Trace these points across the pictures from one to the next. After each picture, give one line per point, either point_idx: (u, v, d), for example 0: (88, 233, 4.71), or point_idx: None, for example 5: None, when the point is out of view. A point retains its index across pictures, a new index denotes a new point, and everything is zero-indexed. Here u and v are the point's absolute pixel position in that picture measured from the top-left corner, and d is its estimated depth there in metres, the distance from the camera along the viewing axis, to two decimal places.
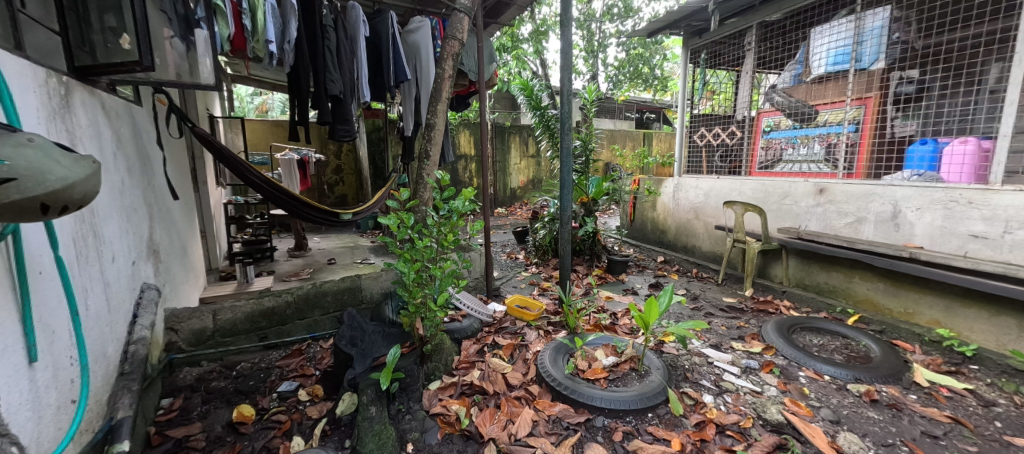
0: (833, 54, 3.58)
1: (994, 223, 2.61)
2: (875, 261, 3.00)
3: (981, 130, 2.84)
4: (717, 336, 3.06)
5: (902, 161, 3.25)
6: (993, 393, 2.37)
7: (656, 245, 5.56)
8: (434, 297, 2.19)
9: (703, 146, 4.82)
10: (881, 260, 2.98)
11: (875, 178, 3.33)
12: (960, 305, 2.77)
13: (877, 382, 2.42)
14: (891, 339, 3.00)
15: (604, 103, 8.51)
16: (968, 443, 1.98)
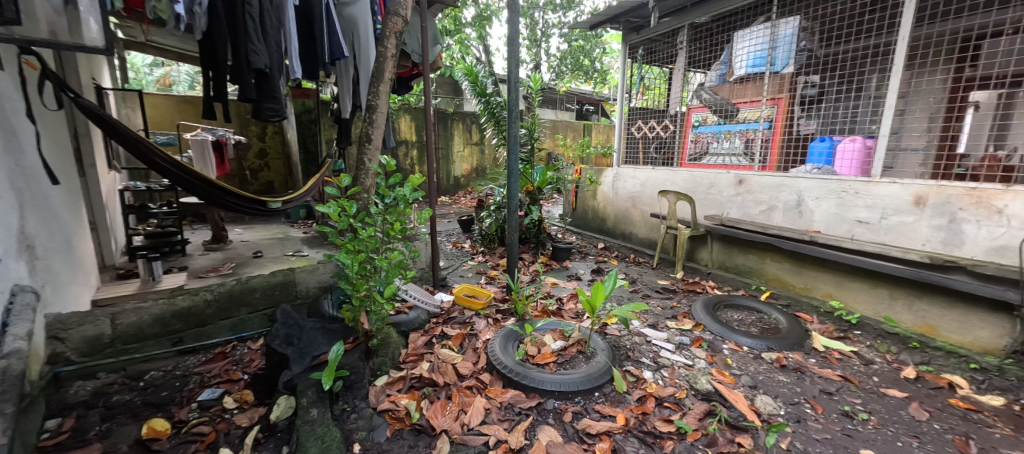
0: (751, 57, 3.94)
1: (874, 210, 3.07)
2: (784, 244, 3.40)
3: (865, 131, 3.38)
4: (654, 316, 3.29)
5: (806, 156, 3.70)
6: (871, 355, 2.82)
7: (598, 232, 5.82)
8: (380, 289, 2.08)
9: (640, 138, 5.14)
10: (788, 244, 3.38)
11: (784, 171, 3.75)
12: (847, 280, 3.23)
13: (785, 350, 2.76)
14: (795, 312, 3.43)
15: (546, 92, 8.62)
16: (854, 396, 2.33)
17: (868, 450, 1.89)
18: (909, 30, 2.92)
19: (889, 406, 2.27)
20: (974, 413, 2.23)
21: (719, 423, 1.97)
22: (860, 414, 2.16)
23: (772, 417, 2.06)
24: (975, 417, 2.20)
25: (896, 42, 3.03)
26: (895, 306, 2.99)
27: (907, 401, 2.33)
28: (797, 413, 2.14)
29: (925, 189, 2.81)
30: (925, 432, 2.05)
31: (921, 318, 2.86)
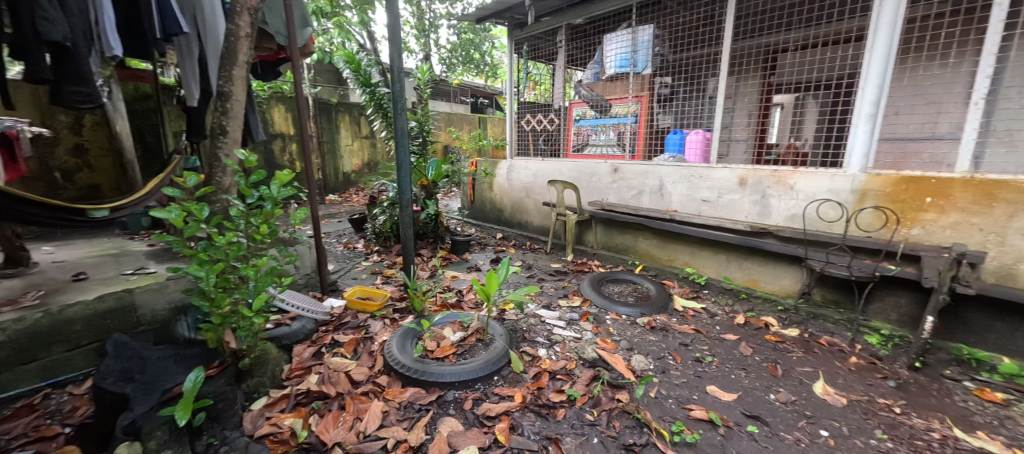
0: (618, 58, 4.41)
1: (714, 191, 3.71)
2: (651, 223, 3.93)
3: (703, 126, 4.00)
4: (547, 298, 3.54)
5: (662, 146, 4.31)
6: (715, 310, 3.44)
7: (496, 223, 6.00)
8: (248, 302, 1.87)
9: (529, 131, 5.44)
10: (654, 222, 3.91)
11: (649, 159, 4.34)
12: (698, 249, 3.88)
13: (654, 313, 3.23)
14: (662, 280, 4.00)
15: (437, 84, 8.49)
16: (703, 344, 2.83)
17: (713, 386, 2.32)
18: (730, 43, 3.55)
19: (727, 349, 2.80)
20: (781, 345, 2.88)
21: (602, 385, 2.22)
22: (707, 358, 2.63)
23: (644, 372, 2.40)
24: (782, 347, 2.84)
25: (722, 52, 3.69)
26: (731, 267, 3.68)
27: (738, 342, 2.90)
28: (662, 365, 2.52)
29: (746, 172, 3.49)
30: (751, 365, 2.59)
31: (748, 275, 3.57)
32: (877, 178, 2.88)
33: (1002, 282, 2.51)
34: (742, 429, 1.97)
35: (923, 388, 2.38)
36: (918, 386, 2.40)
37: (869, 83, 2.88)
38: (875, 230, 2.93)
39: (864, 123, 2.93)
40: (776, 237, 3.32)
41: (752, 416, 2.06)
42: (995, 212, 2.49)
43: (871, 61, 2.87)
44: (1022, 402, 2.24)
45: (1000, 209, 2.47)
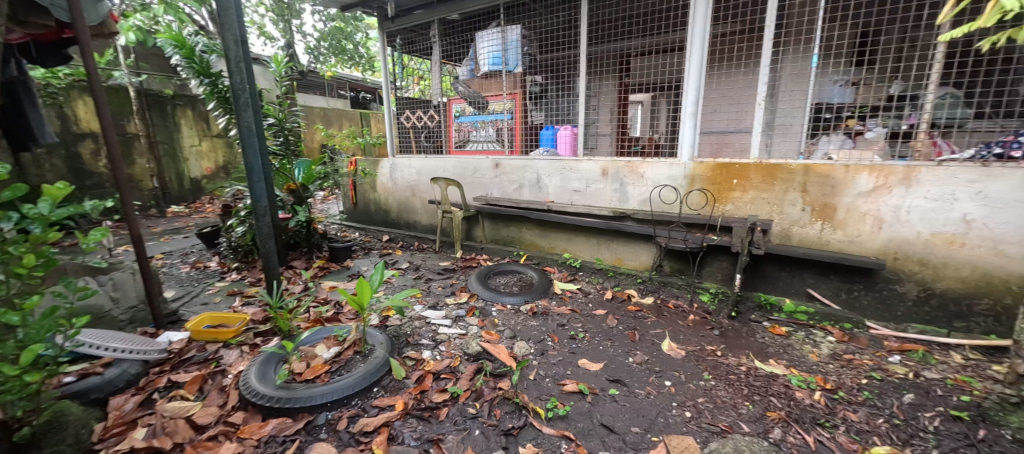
0: (490, 56, 4.54)
1: (583, 181, 4.07)
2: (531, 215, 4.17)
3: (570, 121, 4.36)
4: (433, 297, 3.52)
5: (537, 141, 4.57)
6: (588, 290, 3.81)
7: (381, 225, 5.74)
8: (18, 354, 1.46)
9: (410, 128, 5.31)
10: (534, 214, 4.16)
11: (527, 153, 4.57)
12: (574, 235, 4.24)
13: (537, 298, 3.46)
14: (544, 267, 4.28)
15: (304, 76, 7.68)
16: (578, 322, 3.12)
17: (584, 360, 2.58)
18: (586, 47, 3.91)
19: (597, 323, 3.13)
20: (639, 313, 3.33)
21: (485, 376, 2.31)
22: (580, 335, 2.91)
23: (525, 357, 2.55)
24: (639, 315, 3.28)
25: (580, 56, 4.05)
26: (601, 249, 4.11)
27: (606, 316, 3.27)
28: (541, 347, 2.71)
29: (607, 164, 3.91)
30: (615, 335, 2.94)
31: (615, 254, 4.03)
32: (701, 165, 3.47)
33: (782, 242, 3.25)
34: (606, 393, 2.25)
35: (737, 332, 2.98)
36: (734, 331, 3.00)
37: (689, 87, 3.45)
38: (701, 208, 3.54)
39: (689, 120, 3.51)
40: (634, 219, 3.80)
41: (615, 381, 2.36)
42: (776, 189, 3.19)
43: (689, 67, 3.43)
44: (798, 332, 2.96)
45: (779, 186, 3.18)
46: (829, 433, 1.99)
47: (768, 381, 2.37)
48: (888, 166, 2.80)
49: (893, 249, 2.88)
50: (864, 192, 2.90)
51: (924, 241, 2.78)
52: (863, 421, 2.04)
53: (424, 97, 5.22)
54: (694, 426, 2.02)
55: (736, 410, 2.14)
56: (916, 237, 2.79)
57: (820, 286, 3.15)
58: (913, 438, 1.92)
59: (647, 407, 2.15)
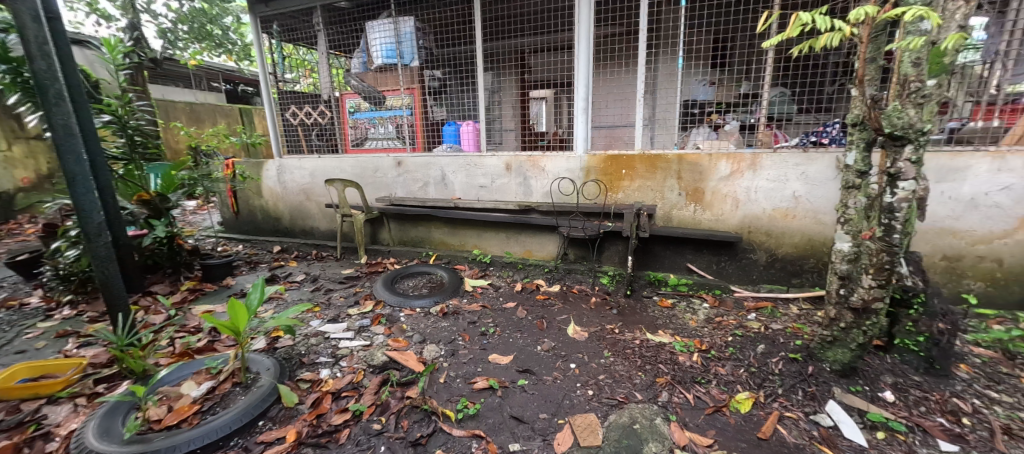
0: (383, 48, 4.37)
1: (488, 177, 4.08)
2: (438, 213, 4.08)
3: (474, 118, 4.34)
4: (334, 310, 3.26)
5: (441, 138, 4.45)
6: (498, 284, 3.86)
7: (271, 235, 5.17)
8: None
9: (298, 125, 4.79)
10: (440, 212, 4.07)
11: (430, 150, 4.45)
12: (483, 231, 4.24)
13: (448, 298, 3.40)
14: (454, 265, 4.23)
15: (157, 64, 6.53)
16: (489, 318, 3.14)
17: (494, 354, 2.60)
18: (481, 43, 3.90)
19: (507, 316, 3.19)
20: (546, 301, 3.47)
21: (391, 387, 2.21)
22: (490, 330, 2.92)
23: (434, 360, 2.50)
24: (547, 303, 3.41)
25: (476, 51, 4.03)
26: (510, 242, 4.18)
27: (516, 308, 3.34)
28: (452, 348, 2.67)
29: (510, 159, 3.96)
30: (524, 325, 3.03)
31: (524, 247, 4.14)
32: (595, 157, 3.70)
33: (664, 224, 3.63)
34: (515, 385, 2.30)
35: (632, 309, 3.27)
36: (629, 308, 3.28)
37: (580, 84, 3.64)
38: (597, 198, 3.78)
39: (581, 115, 3.71)
40: (538, 211, 3.93)
41: (524, 371, 2.42)
42: (657, 177, 3.54)
43: (579, 65, 3.61)
44: (680, 302, 3.34)
45: (660, 174, 3.52)
46: (705, 388, 2.28)
47: (657, 350, 2.64)
48: (740, 153, 3.27)
49: (748, 225, 3.38)
50: (724, 177, 3.35)
51: (769, 216, 3.30)
52: (730, 373, 2.37)
53: (316, 91, 4.80)
54: (596, 402, 2.17)
55: (631, 381, 2.35)
56: (763, 213, 3.31)
57: (696, 260, 3.59)
58: (765, 381, 2.28)
59: (553, 392, 2.25)
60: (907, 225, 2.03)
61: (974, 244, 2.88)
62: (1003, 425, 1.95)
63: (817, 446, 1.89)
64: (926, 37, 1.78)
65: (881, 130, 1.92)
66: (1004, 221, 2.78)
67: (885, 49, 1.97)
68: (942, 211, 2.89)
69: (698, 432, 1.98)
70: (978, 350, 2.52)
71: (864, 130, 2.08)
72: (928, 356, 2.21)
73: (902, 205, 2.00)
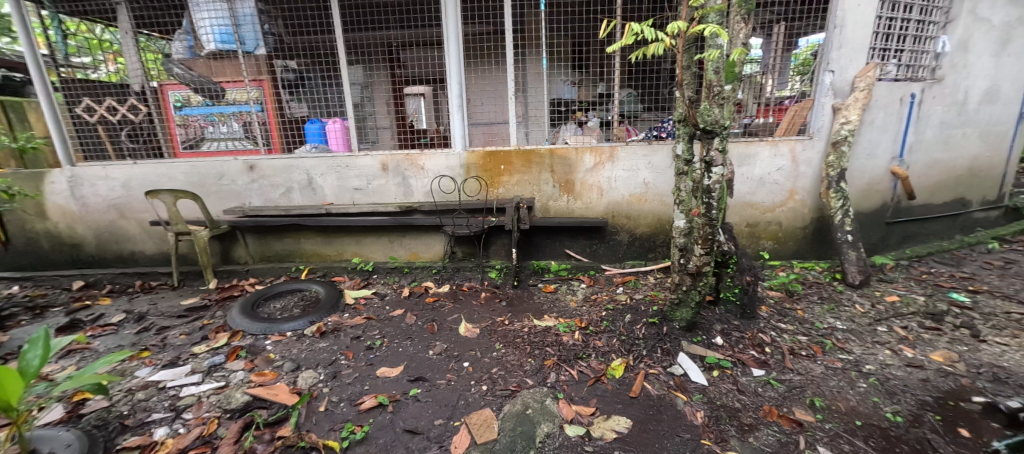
0: (216, 31, 3.72)
1: (363, 178, 3.76)
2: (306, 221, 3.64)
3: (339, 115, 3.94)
4: (173, 352, 2.65)
5: (303, 137, 3.95)
6: (383, 291, 3.61)
7: (70, 267, 4.02)
8: None
9: (96, 123, 3.77)
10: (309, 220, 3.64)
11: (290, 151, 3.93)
12: (364, 237, 3.91)
13: (326, 315, 3.04)
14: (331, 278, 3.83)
15: None
16: (374, 329, 2.91)
17: (383, 368, 2.42)
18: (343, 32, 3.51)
19: (395, 324, 3.00)
20: (436, 303, 3.36)
21: (257, 431, 1.89)
22: (378, 342, 2.71)
23: (312, 388, 2.22)
24: (436, 305, 3.30)
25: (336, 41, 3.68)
26: (396, 246, 3.94)
27: (404, 314, 3.16)
28: (334, 372, 2.37)
29: (385, 157, 3.70)
30: (414, 331, 2.88)
31: (409, 249, 3.94)
32: (474, 154, 3.69)
33: (542, 215, 3.81)
34: (407, 396, 2.17)
35: (519, 299, 3.37)
36: (517, 298, 3.38)
37: (451, 81, 3.58)
38: (478, 194, 3.79)
39: (456, 112, 3.65)
40: (420, 211, 3.78)
41: (416, 379, 2.31)
42: (532, 171, 3.68)
43: (450, 60, 3.53)
44: (562, 286, 3.56)
45: (535, 168, 3.68)
46: (586, 362, 2.46)
47: (543, 335, 2.76)
48: (600, 147, 3.60)
49: (612, 211, 3.75)
50: (589, 169, 3.65)
51: (627, 201, 3.71)
52: (606, 344, 2.61)
53: (125, 81, 3.91)
54: (490, 397, 2.18)
55: (521, 368, 2.41)
56: (622, 199, 3.71)
57: (573, 246, 3.86)
58: (632, 346, 2.56)
59: (447, 395, 2.19)
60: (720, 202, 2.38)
61: (765, 212, 3.64)
62: (791, 349, 2.54)
63: (673, 393, 2.20)
64: (721, 51, 2.15)
65: (697, 124, 2.27)
66: (782, 194, 3.59)
67: (695, 59, 2.28)
68: (745, 189, 3.58)
69: (582, 404, 2.13)
70: (771, 292, 3.20)
71: (687, 125, 2.44)
72: (742, 303, 2.76)
73: (716, 185, 2.34)
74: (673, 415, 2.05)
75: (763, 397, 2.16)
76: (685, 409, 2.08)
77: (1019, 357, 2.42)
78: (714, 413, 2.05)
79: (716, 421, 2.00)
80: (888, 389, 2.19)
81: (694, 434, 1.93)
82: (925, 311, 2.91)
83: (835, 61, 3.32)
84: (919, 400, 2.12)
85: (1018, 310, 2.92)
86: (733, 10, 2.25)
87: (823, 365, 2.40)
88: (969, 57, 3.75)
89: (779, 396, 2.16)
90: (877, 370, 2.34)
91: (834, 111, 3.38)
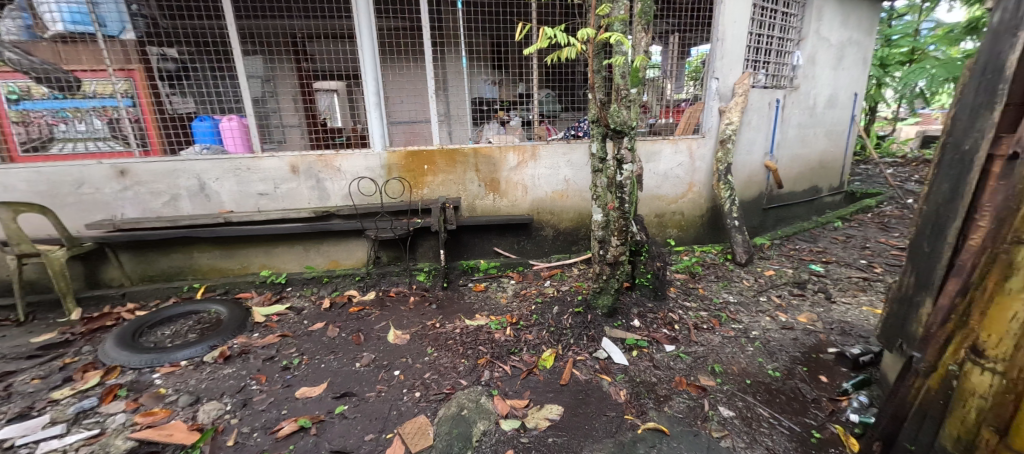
0: (65, 9, 3.11)
1: (268, 182, 3.47)
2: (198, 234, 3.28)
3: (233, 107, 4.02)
4: (24, 401, 2.25)
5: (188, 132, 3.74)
6: (299, 304, 3.39)
7: None
8: None
9: None
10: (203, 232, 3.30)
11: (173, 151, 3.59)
12: (272, 247, 3.62)
13: (230, 338, 2.79)
14: (235, 295, 3.52)
15: None
16: (290, 347, 2.74)
17: (303, 388, 2.30)
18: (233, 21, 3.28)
19: (316, 339, 2.84)
20: (362, 312, 3.23)
21: None
22: (295, 361, 2.56)
23: (216, 422, 2.06)
24: (361, 314, 3.19)
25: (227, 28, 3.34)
26: (311, 255, 3.70)
27: (325, 327, 3.01)
28: (243, 399, 2.23)
29: (294, 159, 3.45)
30: (337, 345, 2.75)
31: (328, 257, 3.73)
32: (395, 154, 3.59)
33: (470, 214, 3.85)
34: (332, 415, 2.09)
35: (449, 300, 3.37)
36: (447, 300, 3.38)
37: (367, 77, 3.44)
38: (402, 196, 3.70)
39: (374, 110, 3.52)
40: (339, 216, 3.60)
41: (341, 396, 2.23)
42: (457, 170, 3.69)
43: (363, 55, 3.39)
44: (491, 284, 3.63)
45: (460, 168, 3.70)
46: (518, 356, 2.56)
47: (475, 334, 2.80)
48: (523, 146, 3.72)
49: (537, 208, 3.90)
50: (513, 167, 3.76)
51: (551, 198, 3.90)
52: (536, 337, 2.73)
53: None
54: (424, 403, 2.17)
55: (455, 370, 2.43)
56: (546, 196, 3.88)
57: (501, 243, 3.95)
58: (561, 336, 2.71)
59: (377, 408, 2.14)
60: (632, 196, 2.65)
61: (669, 203, 4.05)
62: (694, 324, 2.88)
63: (599, 376, 2.38)
64: (626, 57, 2.35)
65: (609, 125, 2.49)
66: (683, 186, 4.03)
67: (605, 64, 2.46)
68: (652, 183, 3.94)
69: (516, 397, 2.21)
70: (677, 275, 3.58)
71: (600, 126, 2.63)
72: (654, 287, 3.06)
73: (627, 181, 2.59)
74: (600, 396, 2.22)
75: (674, 369, 2.43)
76: (610, 389, 2.27)
77: (859, 312, 3.02)
78: (635, 389, 2.26)
79: (637, 396, 2.21)
80: (769, 349, 2.60)
81: (618, 411, 2.11)
82: (793, 281, 3.48)
83: (719, 70, 3.79)
84: (792, 356, 2.53)
85: (857, 274, 3.62)
86: (635, 22, 2.47)
87: (720, 335, 2.76)
88: (816, 69, 4.55)
89: (687, 367, 2.44)
90: (760, 334, 2.76)
91: (720, 113, 3.87)
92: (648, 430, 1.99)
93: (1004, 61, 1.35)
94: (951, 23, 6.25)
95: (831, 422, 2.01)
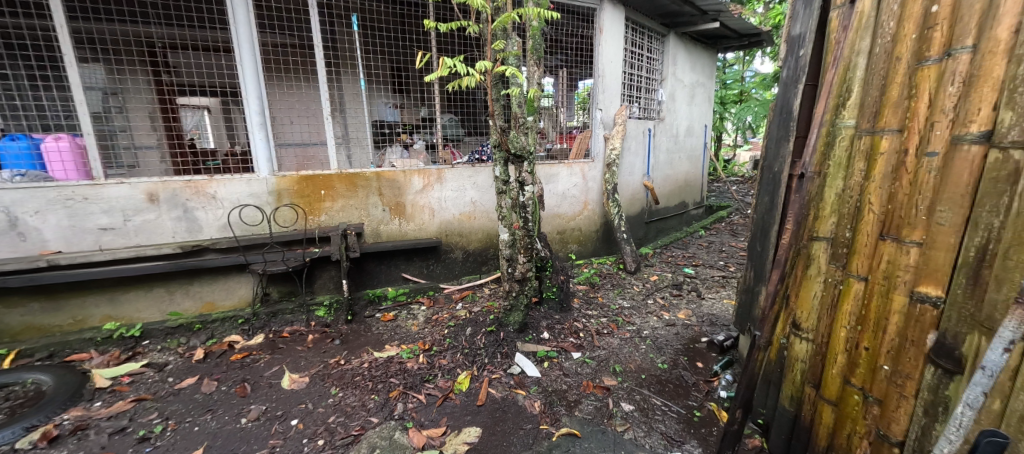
0: None
1: (114, 214, 2.97)
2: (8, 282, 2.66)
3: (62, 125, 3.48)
4: None
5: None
6: (161, 359, 2.93)
7: None
8: None
9: None
10: (15, 280, 2.68)
11: None
12: (119, 293, 3.07)
13: (58, 413, 2.30)
14: (64, 358, 2.91)
15: None
16: (149, 412, 2.35)
17: None
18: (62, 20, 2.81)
19: (187, 398, 2.48)
20: (248, 358, 2.90)
21: None
22: (157, 429, 2.20)
23: None
24: (247, 361, 2.87)
25: (55, 28, 2.84)
26: (175, 298, 3.22)
27: (199, 382, 2.64)
28: None
29: (153, 186, 3.02)
30: (217, 400, 2.44)
31: (200, 299, 3.28)
32: (286, 178, 3.34)
33: (374, 240, 3.72)
34: None
35: (356, 334, 3.21)
36: (353, 334, 3.21)
37: (250, 95, 3.18)
38: (294, 223, 3.45)
39: (258, 131, 3.25)
40: (214, 249, 3.22)
41: None
42: (359, 194, 3.57)
43: (244, 72, 3.14)
44: (401, 312, 3.55)
45: (362, 192, 3.58)
46: (433, 383, 2.54)
47: (386, 366, 2.71)
48: (427, 169, 3.76)
49: (445, 231, 3.95)
50: (418, 190, 3.76)
51: (457, 220, 3.98)
52: (450, 361, 2.74)
53: None
54: (330, 450, 2.03)
55: (364, 408, 2.33)
56: (453, 218, 3.95)
57: (409, 269, 3.89)
58: (475, 357, 2.77)
59: None
60: (534, 215, 2.86)
61: (568, 221, 4.40)
62: (596, 329, 3.17)
63: (513, 391, 2.48)
64: (521, 89, 2.57)
65: (509, 150, 2.66)
66: (579, 205, 4.42)
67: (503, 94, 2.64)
68: (552, 203, 4.25)
69: (433, 426, 2.19)
70: (579, 286, 3.90)
71: (501, 151, 2.75)
72: (558, 300, 3.30)
73: (529, 201, 2.81)
74: (517, 411, 2.31)
75: (581, 374, 2.64)
76: (525, 403, 2.38)
77: (721, 305, 3.62)
78: (548, 399, 2.41)
79: (550, 405, 2.35)
80: (658, 345, 2.97)
81: (534, 423, 2.22)
82: (672, 283, 4.04)
83: (602, 103, 4.30)
84: (676, 348, 2.93)
85: (718, 273, 4.35)
86: (528, 56, 2.71)
87: (618, 337, 3.08)
88: (676, 104, 5.43)
89: (591, 371, 2.67)
90: (650, 333, 3.14)
91: (605, 139, 4.40)
92: (562, 435, 2.13)
93: (792, 105, 1.80)
94: (766, 72, 7.95)
95: (707, 401, 2.38)
